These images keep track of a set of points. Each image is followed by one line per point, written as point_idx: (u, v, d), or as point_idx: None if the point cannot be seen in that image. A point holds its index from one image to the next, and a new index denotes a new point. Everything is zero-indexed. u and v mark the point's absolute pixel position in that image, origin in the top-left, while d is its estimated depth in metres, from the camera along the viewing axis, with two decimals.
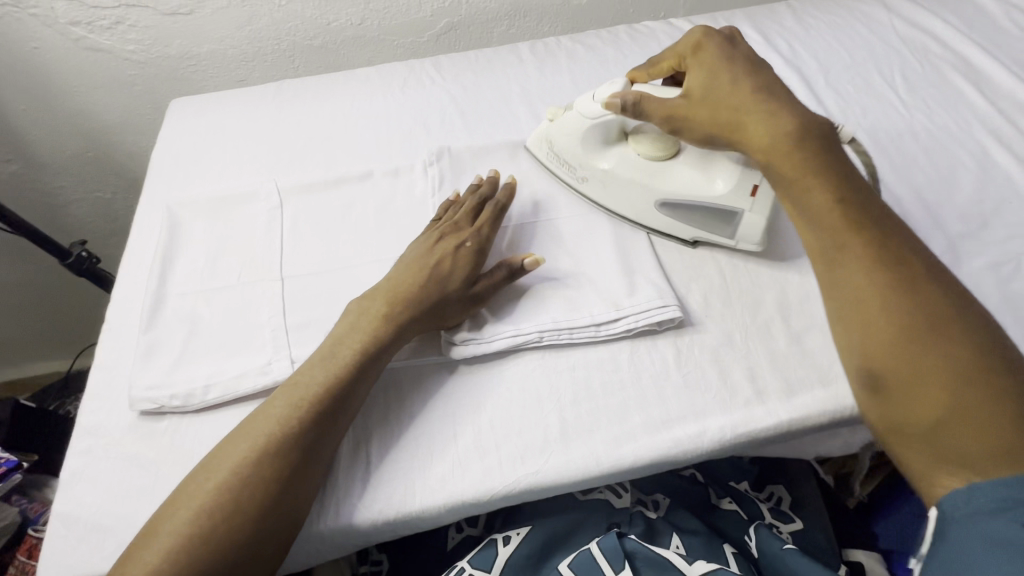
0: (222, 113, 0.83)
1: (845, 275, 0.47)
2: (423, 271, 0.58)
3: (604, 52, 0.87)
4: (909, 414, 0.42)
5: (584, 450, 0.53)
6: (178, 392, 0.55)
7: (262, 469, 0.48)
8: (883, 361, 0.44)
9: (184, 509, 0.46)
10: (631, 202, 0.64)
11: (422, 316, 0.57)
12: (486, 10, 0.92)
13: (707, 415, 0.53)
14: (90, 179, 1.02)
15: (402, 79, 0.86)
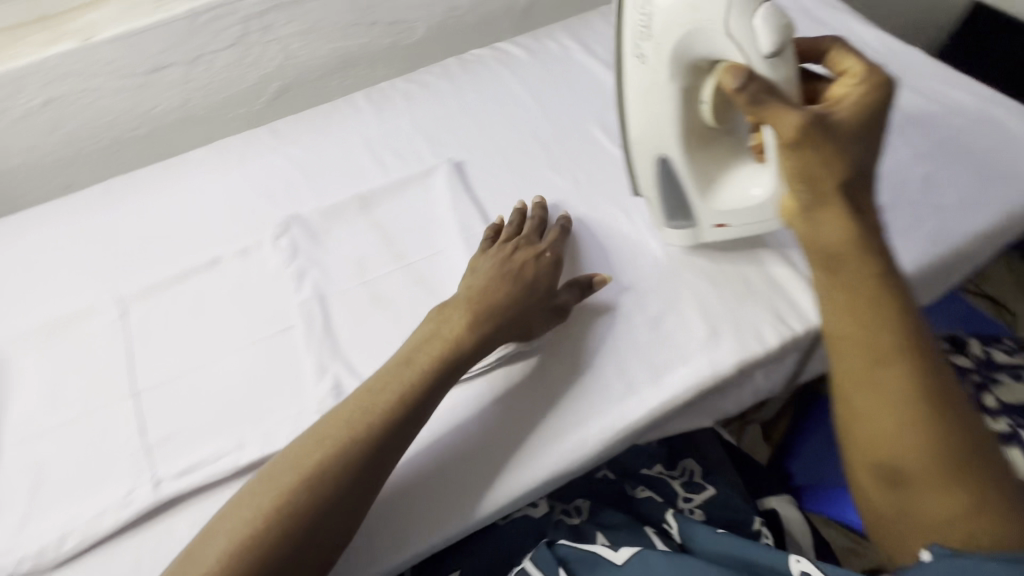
0: (43, 229, 0.76)
1: (867, 351, 0.48)
2: (507, 280, 0.59)
3: (438, 86, 0.89)
4: (928, 512, 0.45)
5: (473, 489, 0.53)
6: (29, 552, 0.50)
7: (323, 483, 0.47)
8: (909, 463, 0.45)
9: (246, 509, 0.47)
10: (651, 124, 0.58)
11: (502, 326, 0.57)
12: (315, 67, 0.92)
13: (583, 421, 0.55)
14: None
15: (240, 152, 0.83)
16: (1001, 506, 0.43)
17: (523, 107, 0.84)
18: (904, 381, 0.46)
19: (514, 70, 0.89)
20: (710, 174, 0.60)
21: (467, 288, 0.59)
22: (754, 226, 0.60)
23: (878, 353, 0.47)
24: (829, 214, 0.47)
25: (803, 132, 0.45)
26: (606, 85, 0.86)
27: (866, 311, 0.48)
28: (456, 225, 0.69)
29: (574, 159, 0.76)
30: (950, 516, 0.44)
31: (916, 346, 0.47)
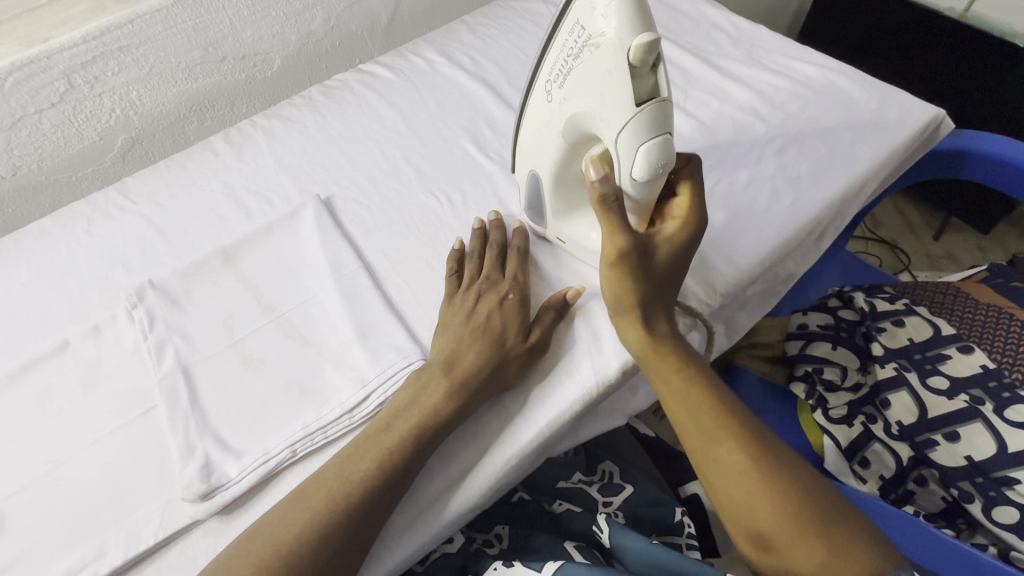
0: None
1: (703, 428, 0.53)
2: (476, 337, 0.57)
3: (301, 118, 0.84)
4: (797, 565, 0.49)
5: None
6: None
7: (335, 519, 0.47)
8: (767, 527, 0.50)
9: (257, 547, 0.46)
10: (541, 144, 0.52)
11: (479, 387, 0.55)
12: (164, 113, 0.85)
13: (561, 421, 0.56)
14: None
15: (86, 219, 0.76)
16: (844, 537, 0.49)
17: (392, 129, 0.81)
18: (737, 454, 0.52)
19: (380, 91, 0.86)
20: (577, 200, 0.57)
21: (453, 347, 0.57)
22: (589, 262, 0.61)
23: (706, 434, 0.53)
24: (634, 326, 0.55)
25: (622, 261, 0.53)
26: (473, 95, 0.84)
27: (687, 402, 0.54)
28: (328, 266, 0.65)
29: (447, 177, 0.74)
30: (814, 562, 0.48)
31: (732, 416, 0.54)
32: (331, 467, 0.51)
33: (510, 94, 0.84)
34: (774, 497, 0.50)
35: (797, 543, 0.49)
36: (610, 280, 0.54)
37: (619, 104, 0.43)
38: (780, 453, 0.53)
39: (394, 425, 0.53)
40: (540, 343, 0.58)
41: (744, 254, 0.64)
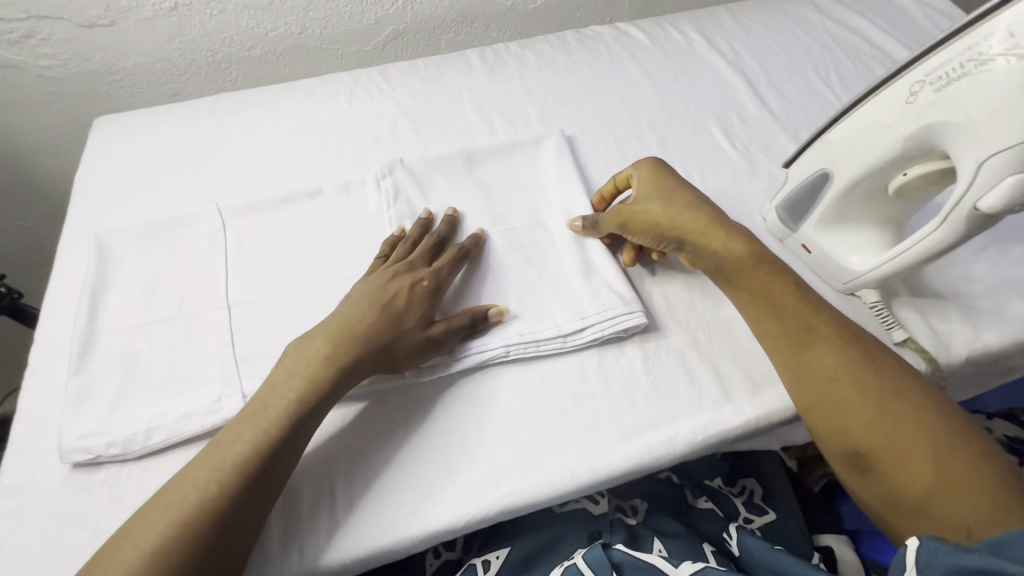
0: (152, 131, 0.77)
1: (787, 331, 0.52)
2: (376, 308, 0.54)
3: (553, 56, 0.86)
4: (900, 487, 0.45)
5: (533, 474, 0.50)
6: (116, 439, 0.51)
7: (278, 431, 0.47)
8: (862, 441, 0.47)
9: (222, 454, 0.45)
10: (861, 149, 0.51)
11: (369, 354, 0.52)
12: (433, 17, 0.90)
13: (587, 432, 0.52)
14: (9, 207, 0.97)
15: (348, 89, 0.82)
16: (959, 462, 0.43)
17: (639, 92, 0.81)
18: (827, 358, 0.50)
19: (634, 53, 0.87)
20: (854, 215, 0.56)
21: (312, 340, 0.52)
22: (827, 278, 0.60)
23: (795, 343, 0.52)
24: (712, 233, 0.56)
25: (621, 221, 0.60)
26: (729, 82, 0.82)
27: (769, 309, 0.53)
28: (562, 199, 0.67)
29: (689, 154, 0.74)
30: (919, 479, 0.44)
31: (817, 328, 0.52)
32: (192, 464, 0.45)
33: (766, 92, 0.81)
34: (869, 415, 0.47)
35: (902, 460, 0.45)
36: (638, 232, 0.60)
37: (1006, 124, 0.42)
38: (881, 368, 0.49)
39: (262, 414, 0.48)
40: (437, 340, 0.54)
41: (1009, 325, 0.58)
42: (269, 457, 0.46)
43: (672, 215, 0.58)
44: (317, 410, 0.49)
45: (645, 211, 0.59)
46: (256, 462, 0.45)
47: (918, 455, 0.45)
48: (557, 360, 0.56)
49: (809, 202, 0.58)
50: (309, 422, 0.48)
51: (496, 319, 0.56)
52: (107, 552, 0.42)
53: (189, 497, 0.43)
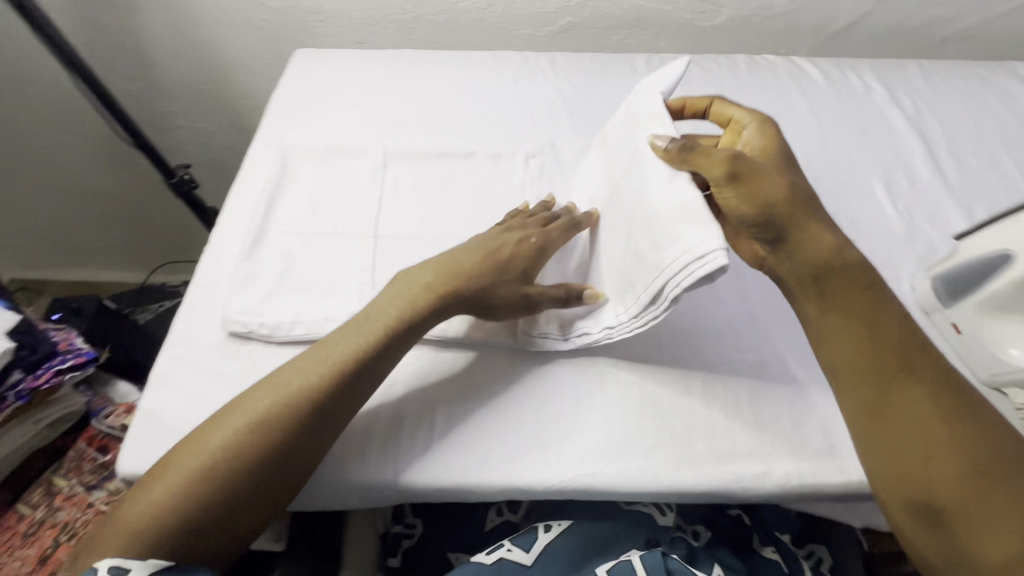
0: (340, 70, 0.86)
1: (877, 365, 0.48)
2: (483, 255, 0.56)
3: (720, 76, 0.86)
4: (976, 553, 0.42)
5: (616, 464, 0.51)
6: (266, 321, 0.58)
7: (369, 356, 0.51)
8: (946, 496, 0.44)
9: (309, 368, 0.50)
10: None
11: (473, 299, 0.54)
12: (609, 17, 0.92)
13: (681, 441, 0.52)
14: (201, 110, 1.12)
15: (515, 68, 0.86)
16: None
17: (802, 130, 0.79)
18: (915, 399, 0.47)
19: (805, 90, 0.84)
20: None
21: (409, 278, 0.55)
22: (969, 365, 0.56)
23: (881, 374, 0.48)
24: (822, 235, 0.49)
25: (735, 163, 0.48)
26: (903, 140, 0.78)
27: (856, 331, 0.49)
28: None
29: (843, 202, 0.71)
30: (1007, 545, 0.41)
31: (913, 365, 0.48)
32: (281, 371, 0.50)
33: (943, 159, 0.76)
34: (959, 471, 0.44)
35: (986, 525, 0.42)
36: (749, 191, 0.48)
37: None
38: (975, 424, 0.46)
39: (357, 332, 0.52)
40: (532, 298, 0.55)
41: None
42: (352, 378, 0.50)
43: (788, 195, 0.49)
44: (402, 343, 0.52)
45: (761, 179, 0.48)
46: (343, 381, 0.50)
47: (1005, 518, 0.42)
48: (664, 365, 0.57)
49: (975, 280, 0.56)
50: (392, 353, 0.52)
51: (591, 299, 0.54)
52: (198, 435, 0.47)
53: (274, 402, 0.48)
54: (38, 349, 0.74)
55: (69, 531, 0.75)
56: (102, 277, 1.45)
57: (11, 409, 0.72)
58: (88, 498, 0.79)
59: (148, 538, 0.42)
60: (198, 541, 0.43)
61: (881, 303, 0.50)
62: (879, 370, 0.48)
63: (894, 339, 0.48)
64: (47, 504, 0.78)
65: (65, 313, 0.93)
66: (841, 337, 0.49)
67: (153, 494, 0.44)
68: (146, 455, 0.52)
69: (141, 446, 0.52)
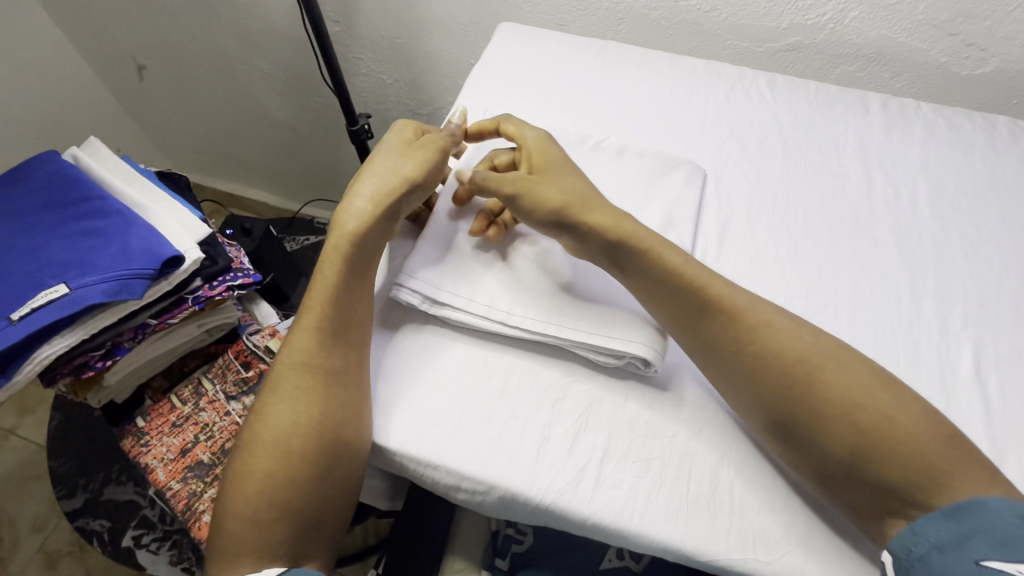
0: (545, 52, 0.83)
1: (733, 319, 0.49)
2: (396, 152, 0.59)
3: (971, 136, 0.73)
4: (827, 456, 0.45)
5: (794, 560, 0.46)
6: (438, 294, 0.57)
7: (331, 298, 0.53)
8: (796, 416, 0.46)
9: (295, 340, 0.53)
10: None
11: (381, 201, 0.56)
12: (847, 45, 0.82)
13: (880, 558, 0.46)
14: (385, 63, 1.15)
15: (729, 84, 0.79)
16: (865, 420, 0.44)
17: None
18: (779, 338, 0.48)
19: None
20: None
21: (352, 210, 0.56)
22: None
23: (736, 313, 0.49)
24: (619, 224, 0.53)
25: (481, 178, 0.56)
26: None
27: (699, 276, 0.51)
28: (928, 305, 0.59)
29: None
30: (845, 449, 0.44)
31: (736, 309, 0.49)
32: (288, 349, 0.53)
33: None
34: (819, 394, 0.45)
35: (829, 423, 0.45)
36: (533, 204, 0.54)
37: None
38: (780, 331, 0.48)
39: (321, 283, 0.54)
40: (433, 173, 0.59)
41: None
42: (335, 325, 0.53)
43: (565, 195, 0.54)
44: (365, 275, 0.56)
45: (537, 189, 0.55)
46: (326, 332, 0.52)
47: (855, 429, 0.44)
48: None
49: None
50: (360, 288, 0.55)
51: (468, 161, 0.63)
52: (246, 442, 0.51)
53: (282, 388, 0.51)
54: (218, 262, 0.79)
55: (208, 432, 0.81)
56: (265, 200, 1.56)
57: (187, 311, 0.78)
58: (226, 406, 0.84)
59: (252, 527, 0.48)
60: (298, 521, 0.49)
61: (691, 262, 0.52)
62: (687, 313, 0.51)
63: (748, 298, 0.50)
64: (194, 403, 0.84)
65: (237, 230, 0.98)
66: (708, 289, 0.50)
67: (251, 503, 0.48)
68: None
69: None
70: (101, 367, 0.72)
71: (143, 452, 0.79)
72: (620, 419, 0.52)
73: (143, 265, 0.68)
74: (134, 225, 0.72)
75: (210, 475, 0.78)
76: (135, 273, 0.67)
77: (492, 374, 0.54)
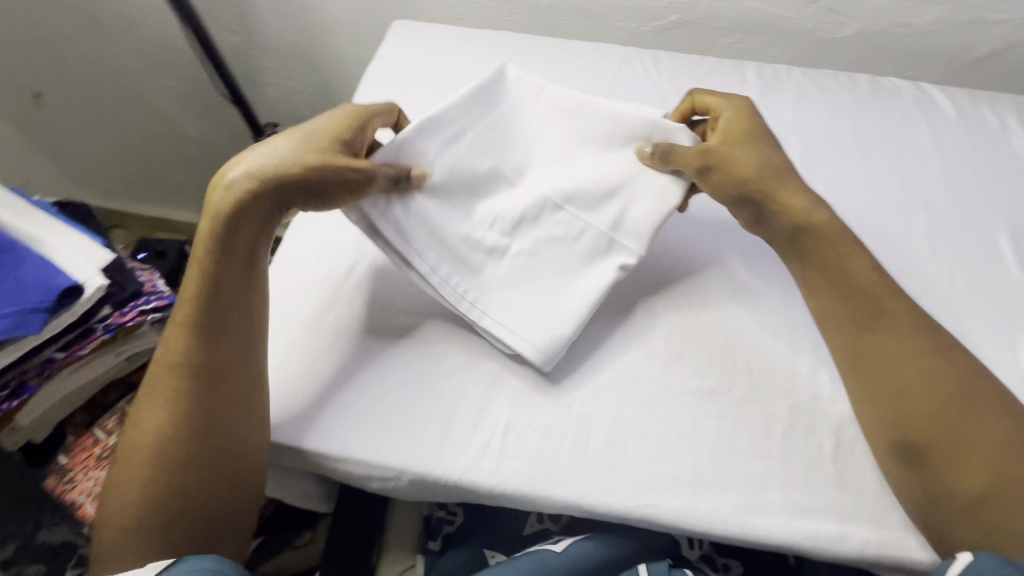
0: (439, 47, 0.84)
1: (890, 338, 0.50)
2: (298, 137, 0.54)
3: (837, 95, 0.79)
4: (957, 487, 0.45)
5: (683, 499, 0.49)
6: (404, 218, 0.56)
7: (206, 292, 0.51)
8: (932, 439, 0.47)
9: (174, 338, 0.51)
10: None
11: (265, 179, 0.51)
12: (724, 19, 0.87)
13: (761, 488, 0.50)
14: (292, 70, 1.13)
15: (617, 64, 0.83)
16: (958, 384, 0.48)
17: (922, 168, 0.72)
18: (942, 368, 0.49)
19: (931, 121, 0.77)
20: None
21: (230, 183, 0.51)
22: None
23: (863, 320, 0.52)
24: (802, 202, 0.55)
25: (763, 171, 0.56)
26: None
27: (836, 290, 0.53)
28: None
29: (960, 252, 0.65)
30: (974, 481, 0.45)
31: (891, 323, 0.51)
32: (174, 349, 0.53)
33: None
34: (991, 441, 0.46)
35: (957, 459, 0.46)
36: (727, 172, 0.56)
37: None
38: (912, 349, 0.50)
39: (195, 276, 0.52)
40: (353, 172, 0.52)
41: None
42: (210, 315, 0.51)
43: (758, 170, 0.56)
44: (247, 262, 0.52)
45: (735, 161, 0.56)
46: (201, 325, 0.50)
47: (998, 473, 0.45)
48: (748, 404, 0.54)
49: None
50: (233, 272, 0.51)
51: (418, 180, 0.56)
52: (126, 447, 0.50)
53: (163, 394, 0.50)
54: (127, 288, 0.78)
55: None
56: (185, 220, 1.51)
57: (98, 341, 0.76)
58: None
59: (135, 533, 0.47)
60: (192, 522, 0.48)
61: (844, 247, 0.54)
62: (858, 322, 0.52)
63: (893, 314, 0.51)
64: (120, 432, 0.82)
65: (150, 253, 0.96)
66: (884, 319, 0.51)
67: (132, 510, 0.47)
68: None
69: None
70: (8, 407, 0.70)
71: (69, 488, 0.78)
72: (519, 392, 0.54)
73: (39, 299, 0.66)
74: (28, 260, 0.70)
75: None
76: (29, 307, 0.66)
77: (394, 364, 0.56)
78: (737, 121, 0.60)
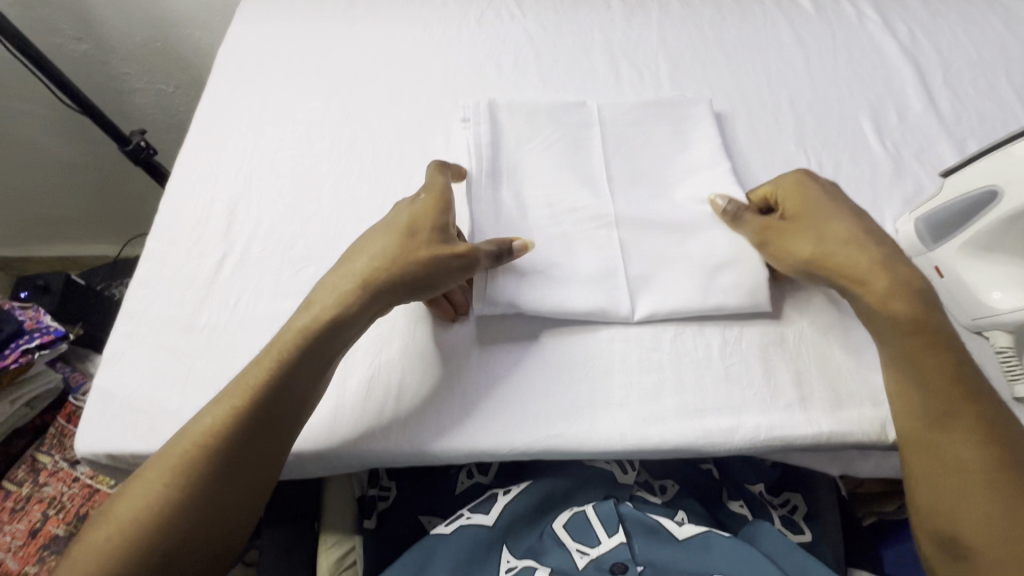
0: (292, 19, 0.79)
1: (955, 414, 0.45)
2: (406, 231, 0.51)
3: (700, 8, 0.79)
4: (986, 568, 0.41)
5: (582, 425, 0.50)
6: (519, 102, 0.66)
7: (270, 383, 0.46)
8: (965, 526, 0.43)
9: (219, 406, 0.45)
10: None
11: (364, 281, 0.49)
12: None
13: (656, 399, 0.51)
14: (156, 72, 1.05)
15: (479, 10, 0.80)
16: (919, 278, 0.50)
17: (788, 67, 0.73)
18: (965, 436, 0.44)
19: (791, 19, 0.78)
20: (1004, 243, 0.50)
21: (331, 287, 0.50)
22: (949, 308, 0.54)
23: (924, 409, 0.46)
24: (856, 251, 0.50)
25: (784, 232, 0.54)
26: (893, 72, 0.73)
27: (932, 377, 0.46)
28: (680, 164, 0.63)
29: (827, 141, 0.67)
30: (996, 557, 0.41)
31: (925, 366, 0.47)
32: (179, 433, 0.45)
33: (938, 90, 0.71)
34: None
35: None
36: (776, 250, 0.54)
37: None
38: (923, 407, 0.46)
39: (268, 352, 0.47)
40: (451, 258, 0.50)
41: None
42: (270, 403, 0.45)
43: (849, 240, 0.51)
44: (292, 383, 0.46)
45: (830, 248, 0.51)
46: (255, 410, 0.45)
47: None
48: (637, 322, 0.55)
49: (960, 219, 0.53)
50: (301, 377, 0.47)
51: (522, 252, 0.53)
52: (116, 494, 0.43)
53: (172, 465, 0.43)
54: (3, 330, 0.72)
55: (57, 504, 0.77)
56: (67, 253, 1.36)
57: None
58: (73, 473, 0.80)
59: None
60: None
61: (806, 235, 0.52)
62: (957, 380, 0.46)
63: (949, 381, 0.46)
64: (33, 481, 0.78)
65: (31, 290, 0.90)
66: (945, 394, 0.46)
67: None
68: (104, 432, 0.50)
69: (98, 424, 0.50)
70: None
71: None
72: (411, 352, 0.54)
73: None
74: None
75: (69, 545, 0.73)
76: None
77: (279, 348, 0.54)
78: (790, 193, 0.55)
